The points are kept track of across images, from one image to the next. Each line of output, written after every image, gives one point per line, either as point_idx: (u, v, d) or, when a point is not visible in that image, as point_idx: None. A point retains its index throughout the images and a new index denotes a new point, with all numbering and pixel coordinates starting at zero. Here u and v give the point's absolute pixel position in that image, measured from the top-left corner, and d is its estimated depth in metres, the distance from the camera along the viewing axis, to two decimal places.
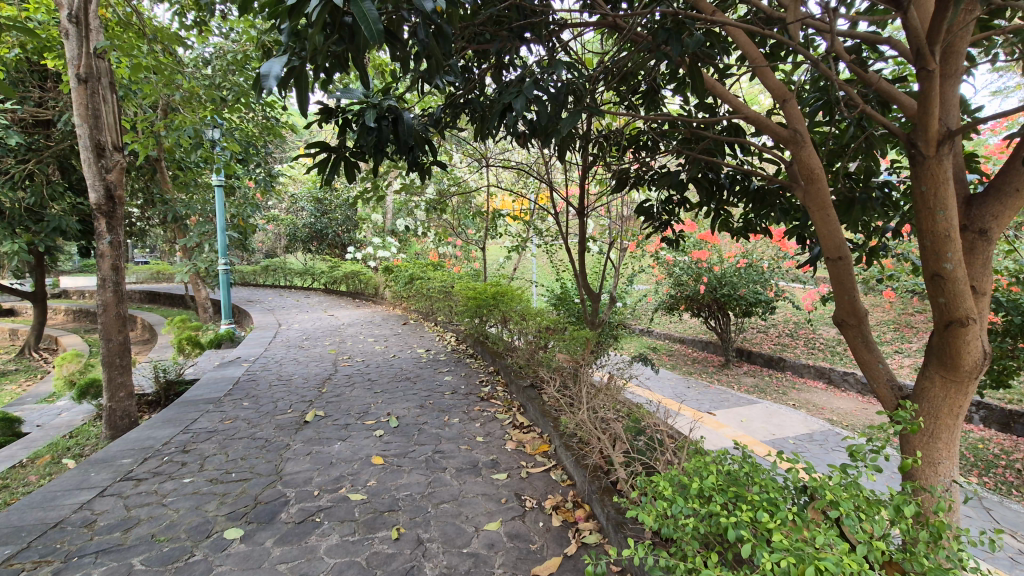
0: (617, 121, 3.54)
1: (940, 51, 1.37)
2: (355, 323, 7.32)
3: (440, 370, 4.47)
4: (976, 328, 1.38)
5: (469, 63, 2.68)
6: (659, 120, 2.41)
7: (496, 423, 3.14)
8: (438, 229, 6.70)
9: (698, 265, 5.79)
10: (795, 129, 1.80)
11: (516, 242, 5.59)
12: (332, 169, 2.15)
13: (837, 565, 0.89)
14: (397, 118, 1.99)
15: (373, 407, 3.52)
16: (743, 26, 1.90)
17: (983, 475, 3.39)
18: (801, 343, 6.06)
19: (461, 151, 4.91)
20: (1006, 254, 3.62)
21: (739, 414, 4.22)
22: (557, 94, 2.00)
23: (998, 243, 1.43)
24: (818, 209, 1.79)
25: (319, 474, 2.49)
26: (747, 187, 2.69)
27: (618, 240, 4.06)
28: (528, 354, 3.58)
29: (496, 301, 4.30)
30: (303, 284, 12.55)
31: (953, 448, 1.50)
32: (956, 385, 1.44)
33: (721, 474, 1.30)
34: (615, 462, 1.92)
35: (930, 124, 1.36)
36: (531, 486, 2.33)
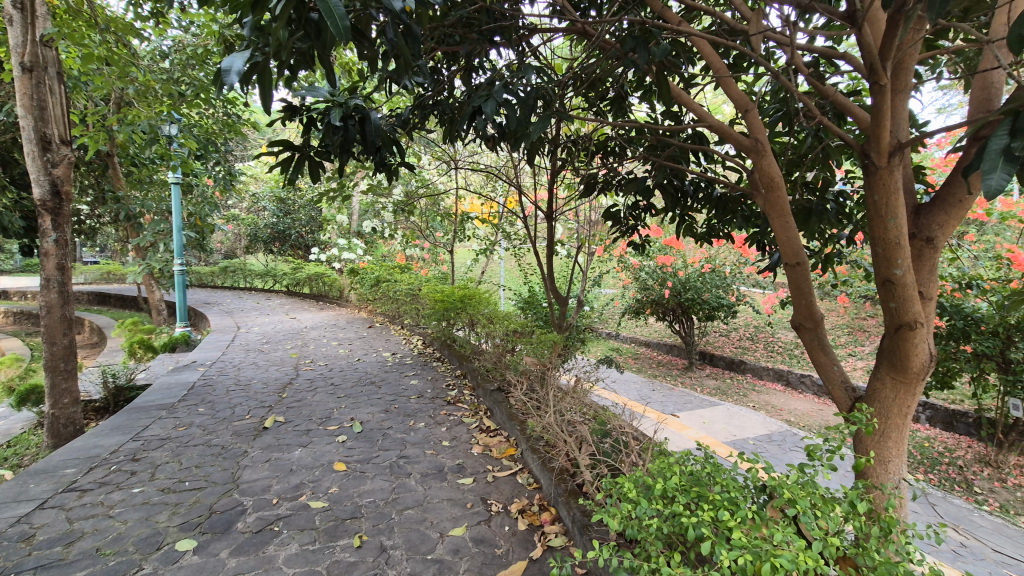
0: (585, 127, 3.58)
1: (892, 66, 1.44)
2: (318, 326, 7.15)
3: (406, 374, 4.41)
4: (924, 332, 1.45)
5: (438, 64, 2.66)
6: (626, 128, 2.44)
7: (462, 427, 3.11)
8: (405, 231, 6.61)
9: (663, 270, 5.87)
10: (756, 138, 1.85)
11: (484, 245, 5.58)
12: (295, 168, 2.09)
13: (793, 562, 0.91)
14: (363, 117, 1.95)
15: (336, 413, 3.43)
16: (708, 36, 1.94)
17: (929, 472, 3.56)
18: (761, 346, 6.25)
19: (429, 153, 4.86)
20: (949, 262, 3.82)
21: (702, 416, 4.31)
22: (527, 98, 2.01)
23: (944, 250, 1.51)
24: (778, 216, 1.85)
25: (278, 481, 2.41)
26: (710, 194, 2.76)
27: (585, 244, 4.10)
28: (495, 357, 3.57)
29: (463, 304, 4.26)
30: (264, 287, 12.20)
31: (901, 447, 1.57)
32: (905, 386, 1.51)
33: (683, 474, 1.31)
34: (581, 464, 1.92)
35: (882, 136, 1.42)
36: (497, 491, 2.31)
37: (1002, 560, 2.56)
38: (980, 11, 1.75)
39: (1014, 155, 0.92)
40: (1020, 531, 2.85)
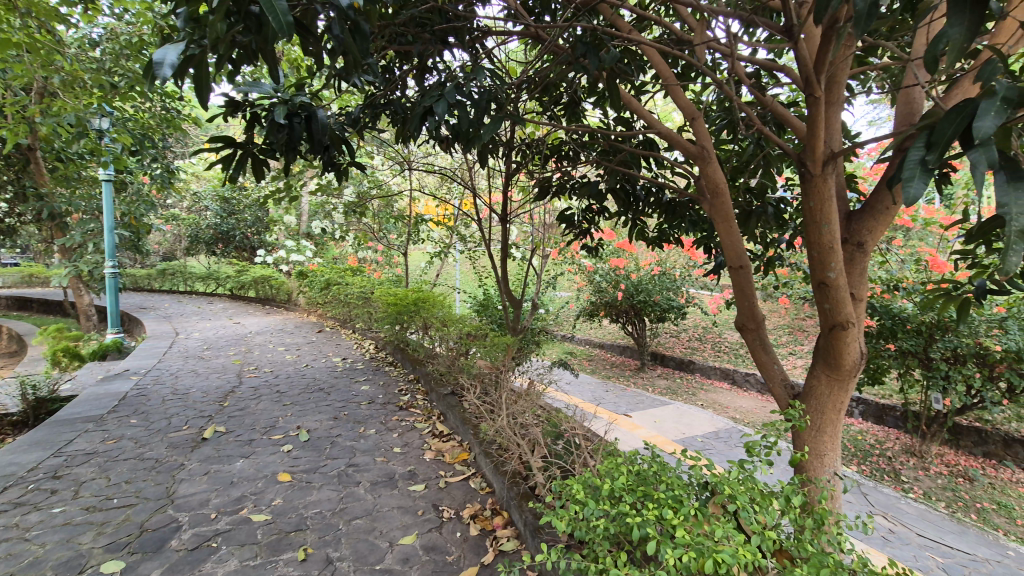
0: (539, 130, 3.60)
1: (826, 79, 1.51)
2: (264, 331, 6.88)
3: (357, 379, 4.30)
4: (855, 331, 1.53)
5: (390, 63, 2.61)
6: (579, 132, 2.47)
7: (415, 433, 3.06)
8: (357, 233, 6.46)
9: (616, 273, 5.99)
10: (702, 145, 1.91)
11: (439, 248, 5.51)
12: (237, 166, 2.00)
13: (732, 557, 0.94)
14: (310, 115, 1.88)
15: (282, 421, 3.30)
16: (657, 45, 1.99)
17: (862, 463, 3.77)
18: (709, 346, 6.47)
19: (381, 154, 4.77)
20: (879, 265, 4.06)
21: (653, 416, 4.41)
22: (480, 99, 2.00)
23: (873, 254, 1.60)
24: (723, 221, 1.92)
25: (217, 494, 2.29)
26: (660, 199, 2.83)
27: (540, 247, 4.12)
28: (449, 361, 3.53)
29: (416, 307, 4.20)
30: (207, 290, 11.67)
31: (834, 440, 1.66)
32: (838, 383, 1.59)
33: (631, 474, 1.33)
34: (533, 467, 1.92)
35: (816, 146, 1.49)
36: (449, 496, 2.28)
37: (925, 544, 2.74)
38: (903, 29, 1.86)
39: (928, 167, 0.95)
40: (941, 516, 3.07)
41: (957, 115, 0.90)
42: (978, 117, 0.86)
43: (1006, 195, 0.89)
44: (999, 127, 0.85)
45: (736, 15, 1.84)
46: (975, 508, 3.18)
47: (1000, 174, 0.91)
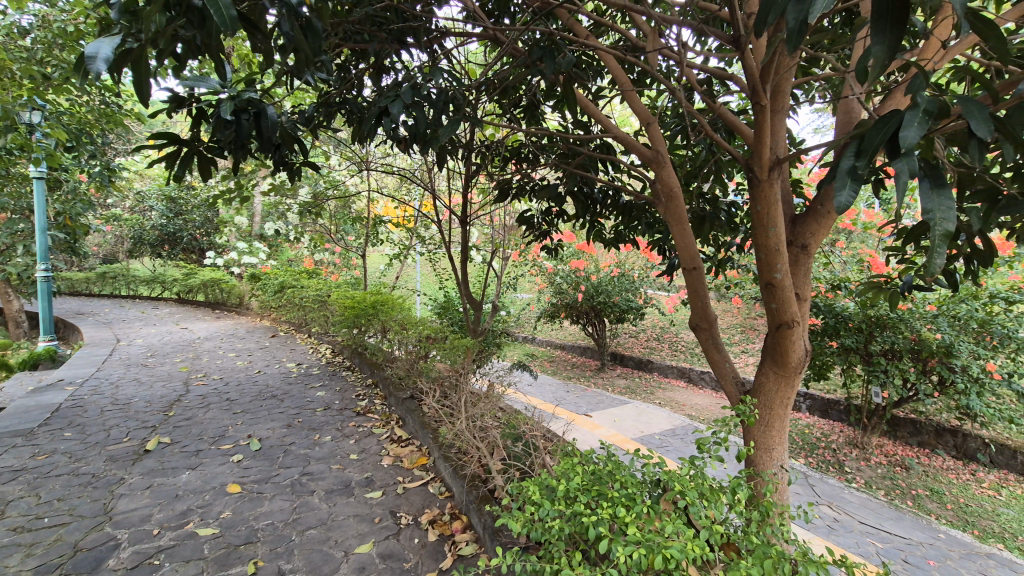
0: (499, 133, 3.61)
1: (771, 88, 1.56)
2: (213, 336, 6.60)
3: (312, 385, 4.18)
4: (800, 330, 1.60)
5: (345, 61, 2.56)
6: (538, 136, 2.49)
7: (372, 438, 3.00)
8: (313, 235, 6.29)
9: (576, 274, 6.06)
10: (657, 150, 1.96)
11: (398, 250, 5.43)
12: (182, 164, 1.91)
13: (681, 552, 0.96)
14: (259, 112, 1.81)
15: (231, 430, 3.18)
16: (612, 52, 2.02)
17: (809, 456, 3.94)
18: (666, 346, 6.63)
19: (338, 154, 4.66)
20: (823, 266, 4.26)
21: (612, 415, 4.48)
22: (436, 100, 1.98)
23: (816, 256, 1.68)
24: (677, 223, 1.97)
25: (160, 509, 2.18)
26: (618, 202, 2.88)
27: (500, 249, 4.11)
28: (408, 364, 3.48)
29: (375, 310, 4.12)
30: (153, 295, 11.14)
31: (781, 435, 1.73)
32: (785, 379, 1.66)
33: (586, 474, 1.34)
34: (493, 470, 1.91)
35: (763, 151, 1.54)
36: (407, 502, 2.25)
37: (866, 531, 2.89)
38: (841, 42, 1.96)
39: (858, 175, 1.00)
40: (880, 503, 3.24)
41: (885, 126, 0.95)
42: (903, 128, 0.90)
43: (930, 200, 0.95)
44: (921, 137, 0.90)
45: (688, 24, 1.89)
46: (910, 494, 3.38)
47: (923, 181, 0.96)
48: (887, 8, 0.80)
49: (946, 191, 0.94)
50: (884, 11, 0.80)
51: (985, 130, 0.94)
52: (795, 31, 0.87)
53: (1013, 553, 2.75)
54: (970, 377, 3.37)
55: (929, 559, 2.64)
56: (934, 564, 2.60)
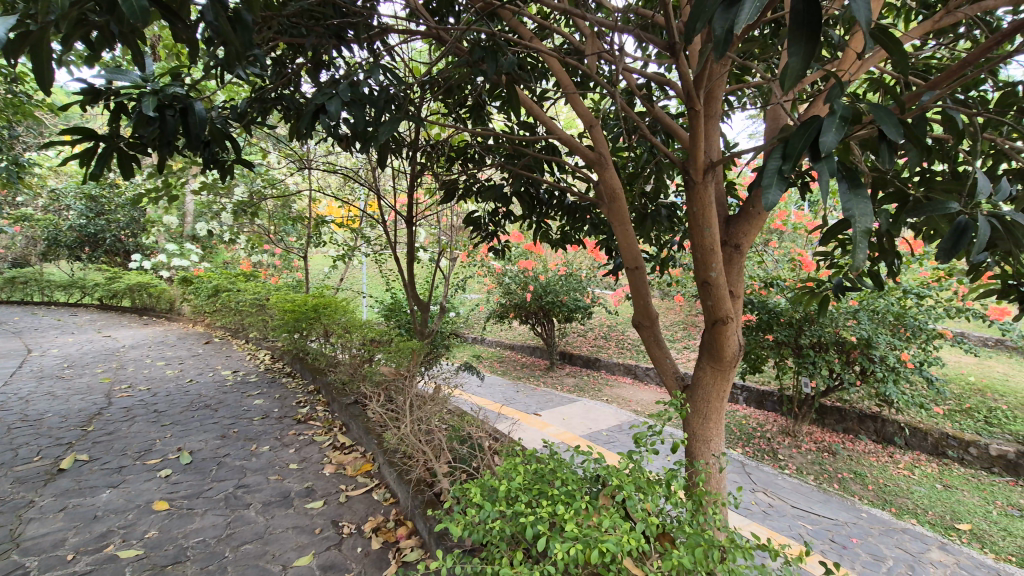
0: (445, 132, 3.57)
1: (705, 94, 1.62)
2: (140, 344, 6.20)
3: (249, 394, 4.00)
4: (733, 326, 1.67)
5: (280, 56, 2.46)
6: (484, 136, 2.47)
7: (313, 447, 2.90)
8: (250, 236, 6.01)
9: (524, 274, 6.09)
10: (600, 151, 1.99)
11: (343, 251, 5.27)
12: (99, 161, 1.76)
13: (616, 545, 0.98)
14: (186, 109, 1.69)
15: (158, 444, 2.99)
16: (555, 54, 2.04)
17: (746, 445, 4.13)
18: (613, 344, 6.78)
19: (276, 152, 4.49)
20: (758, 264, 4.47)
21: (561, 413, 4.53)
22: (376, 98, 1.93)
23: (748, 254, 1.76)
24: (619, 224, 2.01)
25: (75, 533, 2.02)
26: (563, 203, 2.92)
27: (447, 249, 4.07)
28: (351, 369, 3.39)
29: (316, 314, 3.96)
30: (71, 301, 10.32)
31: (718, 426, 1.80)
32: (721, 373, 1.73)
33: (528, 473, 1.35)
34: (438, 474, 1.88)
35: (697, 155, 1.59)
36: (350, 511, 2.18)
37: (798, 514, 3.06)
38: (770, 51, 2.06)
39: (785, 175, 1.04)
40: (810, 488, 3.44)
41: (806, 130, 1.00)
42: (823, 132, 0.95)
43: (850, 200, 1.00)
44: (839, 140, 0.95)
45: (628, 30, 1.93)
46: (836, 478, 3.61)
47: (844, 181, 1.02)
48: (804, 19, 0.83)
49: (863, 192, 1.00)
50: (800, 23, 0.84)
51: (894, 135, 1.01)
52: (720, 41, 0.89)
53: (925, 527, 2.99)
54: (888, 366, 3.63)
55: (854, 537, 2.83)
56: (857, 542, 2.79)
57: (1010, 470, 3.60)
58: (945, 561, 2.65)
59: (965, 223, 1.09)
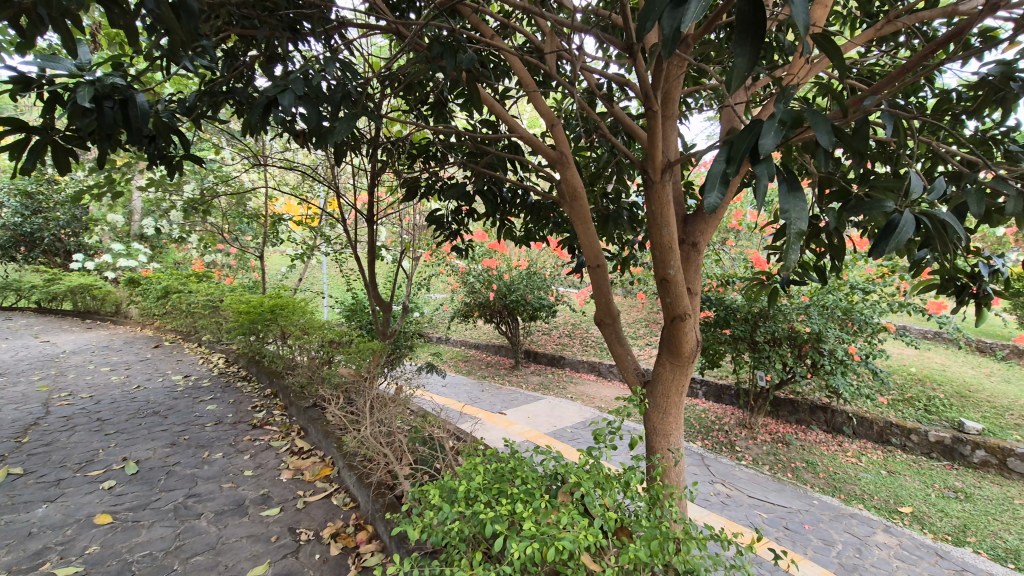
0: (406, 129, 3.52)
1: (663, 95, 1.64)
2: (83, 350, 5.88)
3: (202, 399, 3.85)
4: (691, 322, 1.71)
5: (232, 48, 2.37)
6: (446, 134, 2.44)
7: (270, 452, 2.81)
8: (203, 235, 5.78)
9: (489, 273, 6.07)
10: (561, 151, 2.00)
11: (301, 250, 5.14)
12: (30, 155, 1.65)
13: (573, 542, 0.98)
14: (127, 101, 1.59)
15: (102, 454, 2.84)
16: (516, 53, 2.03)
17: (705, 438, 4.25)
18: (577, 342, 6.85)
19: (229, 148, 4.33)
20: (715, 263, 4.60)
21: (526, 411, 4.55)
22: (333, 94, 1.88)
23: (705, 252, 1.80)
24: (581, 223, 2.03)
25: (8, 551, 1.90)
26: (525, 202, 2.92)
27: (410, 249, 4.02)
28: (310, 371, 3.30)
29: (273, 315, 3.84)
30: (4, 303, 9.67)
31: (677, 420, 1.85)
32: (680, 368, 1.77)
33: (488, 472, 1.34)
34: (399, 476, 1.86)
35: (655, 155, 1.61)
36: (308, 517, 2.13)
37: (754, 503, 3.16)
38: (725, 54, 2.11)
39: (728, 176, 1.07)
40: (765, 477, 3.57)
41: (748, 134, 1.03)
42: (763, 136, 0.98)
43: (788, 202, 1.03)
44: (778, 144, 0.98)
45: (588, 31, 1.94)
46: (790, 467, 3.75)
47: (783, 183, 1.05)
48: (749, 22, 0.85)
49: (801, 194, 1.03)
50: (745, 25, 0.85)
51: (827, 140, 1.05)
52: (669, 41, 0.90)
53: (871, 511, 3.14)
54: (836, 359, 3.81)
55: (806, 524, 2.94)
56: (809, 528, 2.90)
57: (947, 455, 3.83)
58: (889, 543, 2.79)
59: (895, 217, 1.14)
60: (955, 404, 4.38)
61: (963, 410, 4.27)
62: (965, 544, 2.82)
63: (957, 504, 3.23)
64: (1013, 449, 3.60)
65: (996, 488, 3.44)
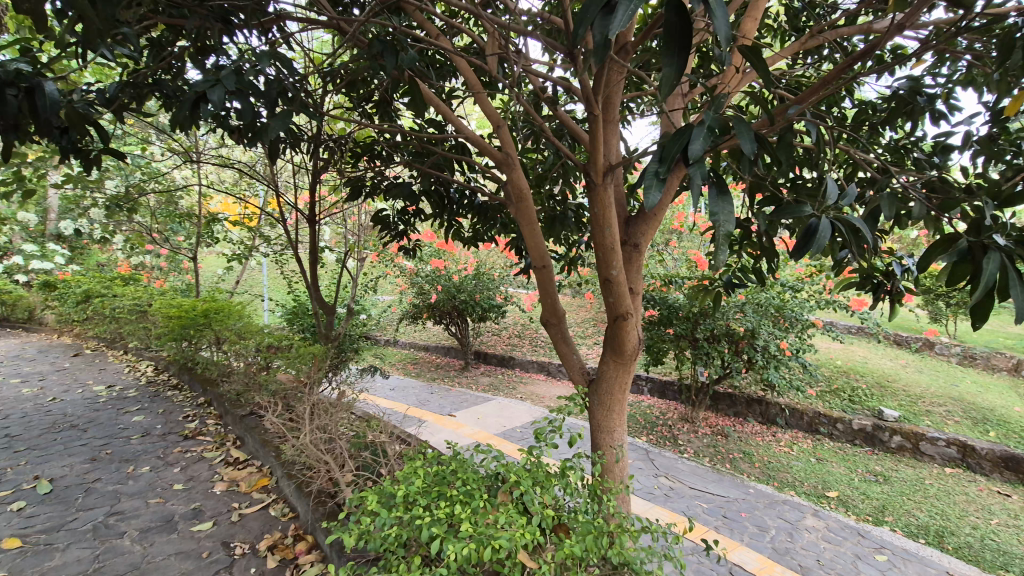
0: (350, 126, 3.44)
1: (604, 99, 1.67)
2: None
3: (128, 410, 3.61)
4: (633, 321, 1.76)
5: (158, 37, 2.23)
6: (389, 133, 2.39)
7: (203, 464, 2.68)
8: (129, 235, 5.43)
9: (437, 274, 6.01)
10: (507, 152, 2.00)
11: (239, 250, 4.91)
12: None
13: (508, 540, 1.00)
14: (34, 89, 1.46)
15: (10, 473, 2.61)
16: (461, 53, 2.02)
17: (650, 433, 4.37)
18: (527, 342, 6.91)
19: (158, 143, 4.09)
20: (659, 263, 4.74)
21: (476, 413, 4.53)
22: (269, 90, 1.79)
23: (645, 253, 1.86)
24: (527, 224, 2.04)
25: None
26: (473, 203, 2.91)
27: (355, 250, 3.92)
28: (246, 378, 3.16)
29: (207, 320, 3.66)
30: None
31: (620, 417, 1.90)
32: (623, 366, 1.82)
33: (429, 476, 1.33)
34: (340, 483, 1.81)
35: (597, 157, 1.64)
36: (243, 530, 2.04)
37: (695, 495, 3.29)
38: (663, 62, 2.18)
39: (660, 180, 1.10)
40: (706, 469, 3.71)
41: (678, 139, 1.06)
42: (692, 142, 1.02)
43: (717, 204, 1.08)
44: (705, 149, 1.02)
45: (533, 34, 1.95)
46: (728, 458, 3.92)
47: (712, 187, 1.09)
48: (677, 31, 0.88)
49: (729, 196, 1.08)
50: (674, 34, 0.88)
51: (752, 147, 1.10)
52: (601, 45, 0.92)
53: (801, 497, 3.33)
54: (769, 354, 4.03)
55: (743, 512, 3.08)
56: (746, 515, 3.05)
57: (868, 441, 4.12)
58: (817, 526, 2.96)
59: (815, 220, 1.21)
60: (875, 393, 4.72)
61: (882, 398, 4.62)
62: (884, 523, 3.04)
63: (877, 486, 3.48)
64: (924, 434, 3.92)
65: (910, 470, 3.73)
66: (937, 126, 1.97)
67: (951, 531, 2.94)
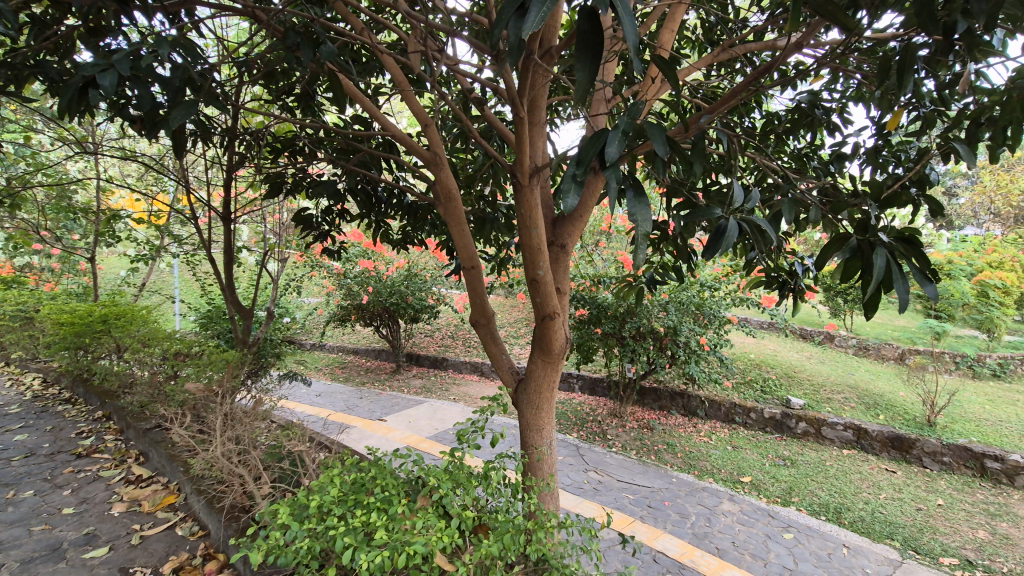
0: (268, 120, 3.26)
1: (530, 100, 1.68)
2: None
3: (9, 429, 3.24)
4: (559, 321, 1.79)
5: (41, 15, 2.01)
6: (310, 127, 2.29)
7: (99, 484, 2.45)
8: (12, 233, 4.87)
9: (367, 274, 5.84)
10: (434, 151, 1.96)
11: (145, 250, 4.54)
12: None
13: (423, 546, 1.00)
14: None
15: None
16: (385, 49, 1.96)
17: (580, 429, 4.49)
18: (460, 343, 6.87)
19: (45, 131, 3.69)
20: (587, 263, 4.86)
21: (406, 416, 4.45)
22: (172, 79, 1.65)
23: (572, 253, 1.90)
24: (455, 224, 2.02)
25: None
26: (402, 202, 2.85)
27: (276, 250, 3.73)
28: (151, 388, 2.91)
29: (105, 326, 3.35)
30: None
31: (548, 415, 1.93)
32: (550, 365, 1.84)
33: (346, 484, 1.29)
34: (255, 497, 1.71)
35: (523, 157, 1.64)
36: (145, 553, 1.89)
37: (622, 487, 3.41)
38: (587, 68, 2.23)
39: (580, 181, 1.12)
40: (632, 462, 3.85)
41: (596, 141, 1.09)
42: (609, 143, 1.05)
43: (634, 206, 1.11)
44: (621, 152, 1.05)
45: (458, 35, 1.94)
46: (653, 450, 4.10)
47: (629, 190, 1.13)
48: (589, 37, 0.89)
49: (645, 198, 1.12)
50: (586, 40, 0.90)
51: (665, 150, 1.14)
52: (515, 48, 0.92)
53: (719, 484, 3.54)
54: (689, 349, 4.27)
55: (666, 500, 3.23)
56: (669, 504, 3.19)
57: (777, 428, 4.44)
58: (732, 510, 3.16)
59: (724, 222, 1.28)
60: (783, 383, 5.10)
61: (790, 388, 5.00)
62: (790, 503, 3.29)
63: (785, 469, 3.77)
64: (825, 420, 4.28)
65: (814, 453, 4.06)
66: (832, 137, 2.15)
67: (848, 507, 3.23)
